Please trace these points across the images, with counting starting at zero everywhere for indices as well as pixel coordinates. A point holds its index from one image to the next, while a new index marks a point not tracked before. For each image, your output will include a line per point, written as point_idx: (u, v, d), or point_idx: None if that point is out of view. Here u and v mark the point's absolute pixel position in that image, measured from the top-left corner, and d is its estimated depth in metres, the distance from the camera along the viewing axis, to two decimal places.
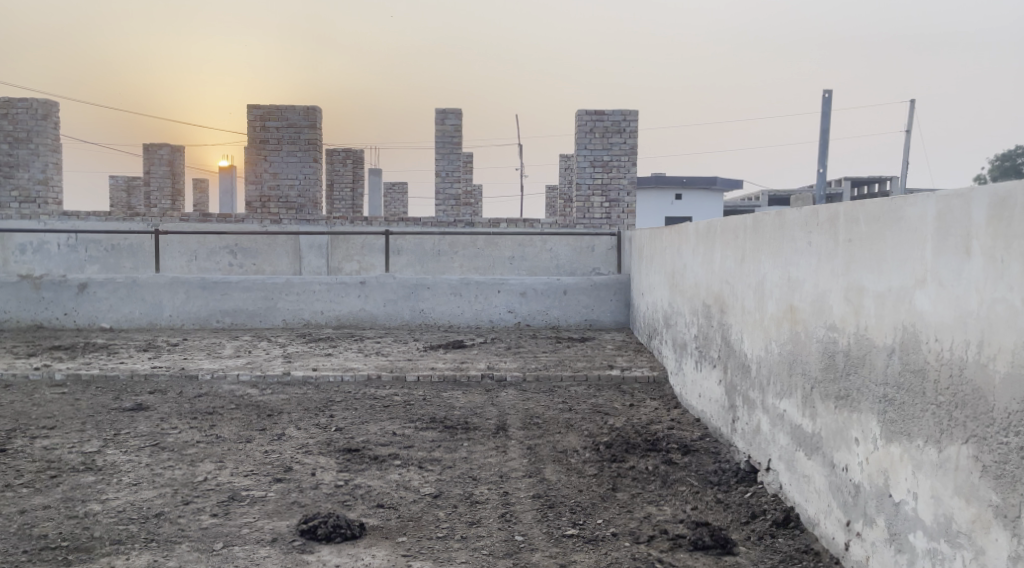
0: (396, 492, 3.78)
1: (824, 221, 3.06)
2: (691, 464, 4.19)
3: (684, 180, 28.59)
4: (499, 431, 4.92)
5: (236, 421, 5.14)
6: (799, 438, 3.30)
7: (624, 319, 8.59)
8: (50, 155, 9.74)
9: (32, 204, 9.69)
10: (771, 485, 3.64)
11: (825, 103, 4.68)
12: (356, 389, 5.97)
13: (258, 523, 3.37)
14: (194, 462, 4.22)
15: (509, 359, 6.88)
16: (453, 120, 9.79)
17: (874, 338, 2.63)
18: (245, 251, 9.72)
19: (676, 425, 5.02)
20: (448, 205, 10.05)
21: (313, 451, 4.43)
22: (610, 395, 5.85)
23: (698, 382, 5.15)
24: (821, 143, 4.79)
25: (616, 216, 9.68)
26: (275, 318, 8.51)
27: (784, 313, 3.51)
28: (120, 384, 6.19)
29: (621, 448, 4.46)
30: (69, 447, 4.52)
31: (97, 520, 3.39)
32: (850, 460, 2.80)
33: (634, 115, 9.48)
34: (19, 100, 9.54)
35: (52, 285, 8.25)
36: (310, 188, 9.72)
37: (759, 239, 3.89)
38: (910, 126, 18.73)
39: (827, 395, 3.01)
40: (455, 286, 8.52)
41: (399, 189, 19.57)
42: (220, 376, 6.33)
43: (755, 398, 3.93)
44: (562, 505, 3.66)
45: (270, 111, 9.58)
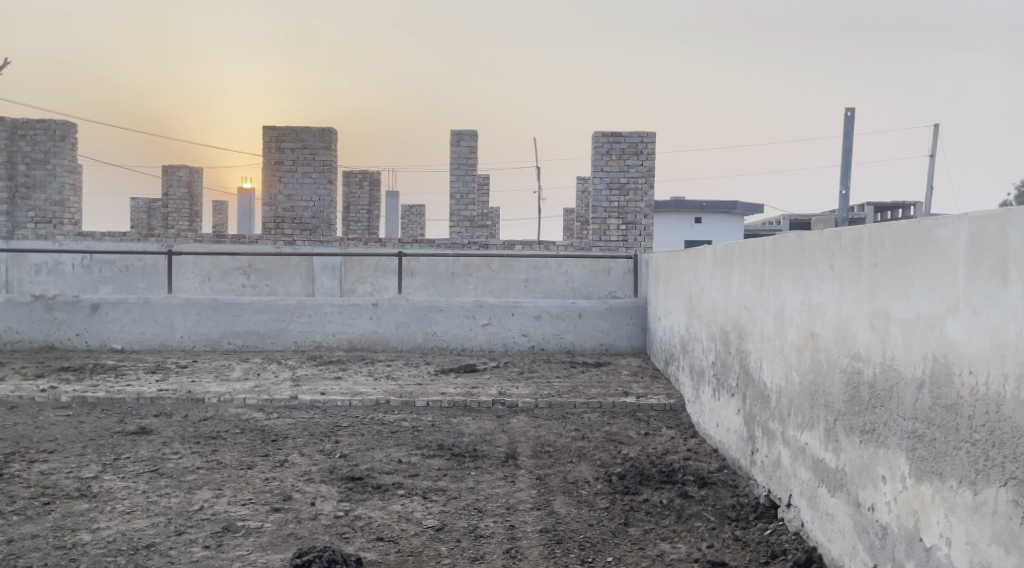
0: (398, 524, 3.61)
1: (847, 244, 2.90)
2: (708, 498, 4.00)
3: (704, 204, 28.41)
4: (508, 459, 4.76)
5: (240, 446, 5.01)
6: (821, 474, 3.11)
7: (641, 344, 8.41)
8: (67, 175, 9.76)
9: (48, 225, 9.71)
10: (792, 522, 3.45)
11: (847, 121, 4.52)
12: (364, 414, 5.82)
13: (251, 556, 3.23)
14: (191, 490, 4.10)
15: (521, 384, 6.72)
16: (469, 141, 9.69)
17: (902, 368, 2.45)
18: (258, 272, 9.66)
19: (693, 456, 4.83)
20: (462, 227, 9.94)
21: (315, 479, 4.28)
22: (624, 423, 5.67)
23: (716, 410, 4.96)
24: (844, 163, 4.63)
25: (633, 238, 9.52)
26: (287, 339, 8.41)
27: (805, 340, 3.33)
28: (126, 407, 6.10)
29: (635, 479, 4.27)
30: (66, 473, 4.41)
31: (85, 550, 3.26)
32: (876, 499, 2.61)
33: (651, 137, 9.35)
34: (37, 121, 9.58)
35: (65, 305, 8.22)
36: (325, 210, 9.67)
37: (779, 262, 3.73)
38: (932, 150, 18.51)
39: (852, 429, 2.83)
40: (468, 308, 8.39)
41: (416, 212, 19.56)
42: (227, 399, 6.21)
43: (775, 429, 3.74)
44: (571, 541, 3.48)
45: (285, 132, 9.56)
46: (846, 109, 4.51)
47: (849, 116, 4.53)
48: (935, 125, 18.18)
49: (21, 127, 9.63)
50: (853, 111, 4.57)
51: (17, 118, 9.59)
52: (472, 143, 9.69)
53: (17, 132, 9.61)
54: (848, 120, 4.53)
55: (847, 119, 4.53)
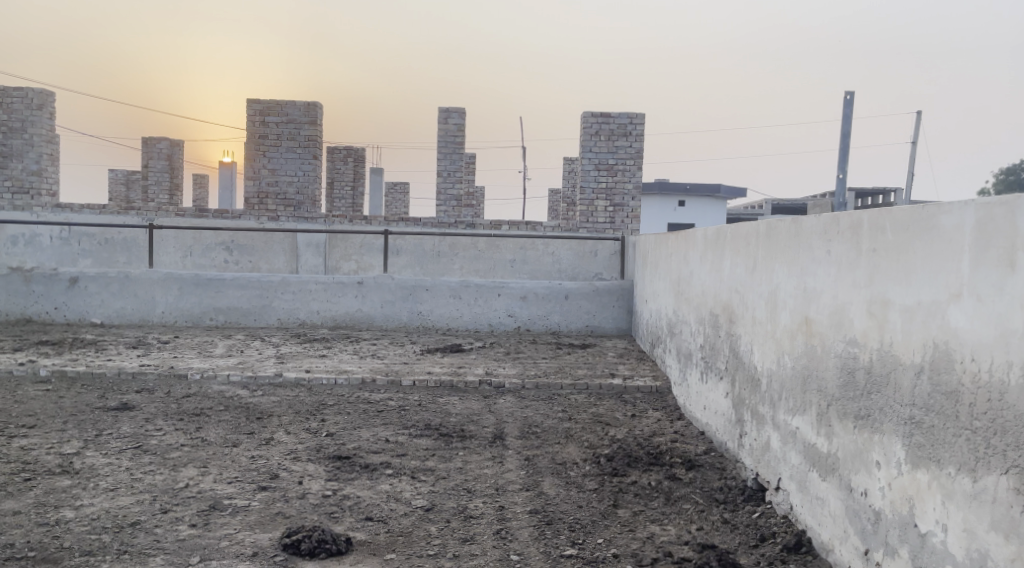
0: (386, 504, 3.59)
1: (845, 230, 2.89)
2: (696, 480, 4.01)
3: (687, 188, 28.46)
4: (495, 440, 4.74)
5: (224, 424, 4.96)
6: (812, 458, 3.12)
7: (626, 326, 8.41)
8: (45, 146, 9.56)
9: (25, 196, 9.52)
10: (781, 506, 3.46)
11: (846, 105, 4.50)
12: (350, 393, 5.78)
13: (238, 535, 3.19)
14: (176, 467, 4.04)
15: (508, 365, 6.70)
16: (456, 119, 9.59)
17: (900, 355, 2.45)
18: (241, 248, 9.54)
19: (680, 438, 4.84)
20: (449, 206, 9.87)
21: (302, 458, 4.24)
22: (610, 405, 5.67)
23: (703, 393, 4.97)
24: (841, 147, 4.61)
25: (620, 220, 9.51)
26: (270, 317, 8.33)
27: (798, 325, 3.33)
28: (107, 382, 6.01)
29: (623, 461, 4.27)
30: (47, 448, 4.34)
31: (68, 528, 3.21)
32: (870, 485, 2.61)
33: (640, 119, 9.31)
34: (14, 90, 9.36)
35: (44, 278, 8.08)
36: (310, 186, 9.55)
37: (772, 246, 3.71)
38: (915, 138, 18.64)
39: (845, 414, 2.83)
40: (454, 288, 8.34)
41: (400, 190, 19.41)
42: (211, 376, 6.14)
43: (765, 413, 3.74)
44: (561, 522, 3.48)
45: (270, 106, 9.40)
46: (845, 93, 4.48)
47: (848, 100, 4.51)
48: (920, 112, 18.30)
49: None
50: (852, 95, 4.54)
51: None
52: (460, 121, 9.60)
53: None
54: (847, 104, 4.51)
55: (846, 103, 4.51)
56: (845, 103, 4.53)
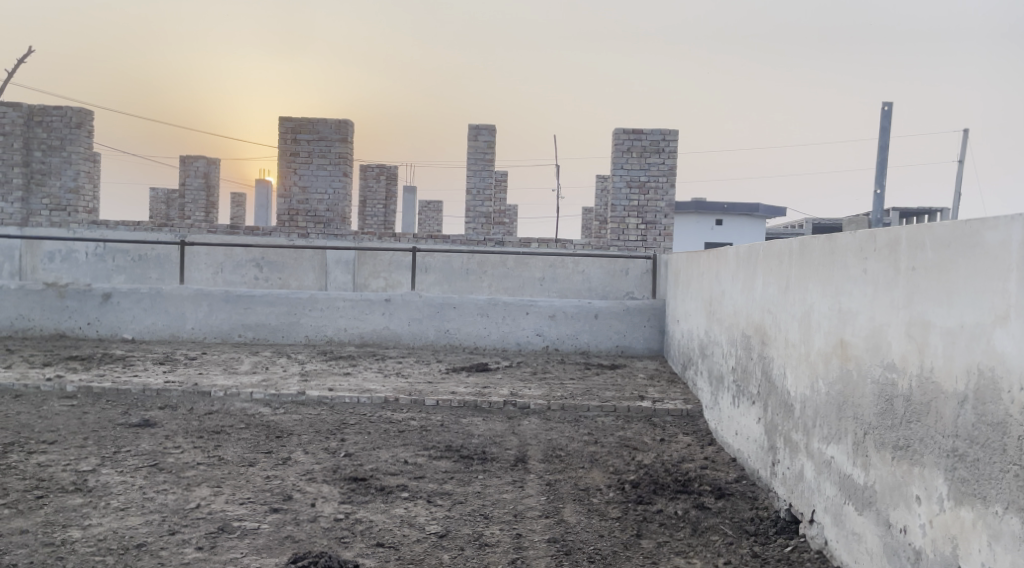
0: (399, 529, 3.46)
1: (882, 246, 2.72)
2: (725, 510, 3.82)
3: (725, 207, 28.10)
4: (517, 463, 4.59)
5: (243, 442, 4.89)
6: (848, 490, 2.92)
7: (657, 347, 8.22)
8: (83, 163, 9.71)
9: (62, 213, 9.65)
10: (816, 540, 3.26)
11: (884, 116, 4.31)
12: (372, 412, 5.68)
13: (244, 559, 3.09)
14: (189, 486, 3.96)
15: (534, 385, 6.55)
16: (486, 136, 9.52)
17: (942, 381, 2.26)
18: (271, 264, 9.54)
19: (710, 465, 4.64)
20: (478, 223, 9.78)
21: (318, 479, 4.13)
22: (638, 428, 5.49)
23: (735, 418, 4.77)
24: (880, 160, 4.42)
25: (652, 238, 9.33)
26: (298, 334, 8.29)
27: (833, 348, 3.14)
28: (131, 398, 5.99)
29: (648, 488, 4.09)
30: (64, 465, 4.30)
31: (73, 549, 3.14)
32: (909, 521, 2.42)
33: (673, 135, 9.15)
34: (53, 108, 9.53)
35: (77, 293, 8.15)
36: (340, 203, 9.54)
37: (806, 265, 3.53)
38: (960, 156, 18.16)
39: (883, 444, 2.64)
40: (481, 306, 8.23)
41: (434, 208, 19.45)
42: (234, 393, 6.09)
43: (798, 440, 3.55)
44: (580, 553, 3.32)
45: (301, 124, 9.44)
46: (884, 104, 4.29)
47: (887, 111, 4.32)
48: (967, 131, 17.82)
49: (38, 113, 9.57)
50: (891, 106, 4.35)
51: (34, 105, 9.54)
52: (490, 138, 9.52)
53: (34, 118, 9.56)
54: (886, 115, 4.31)
55: (885, 115, 4.32)
56: (883, 114, 4.35)
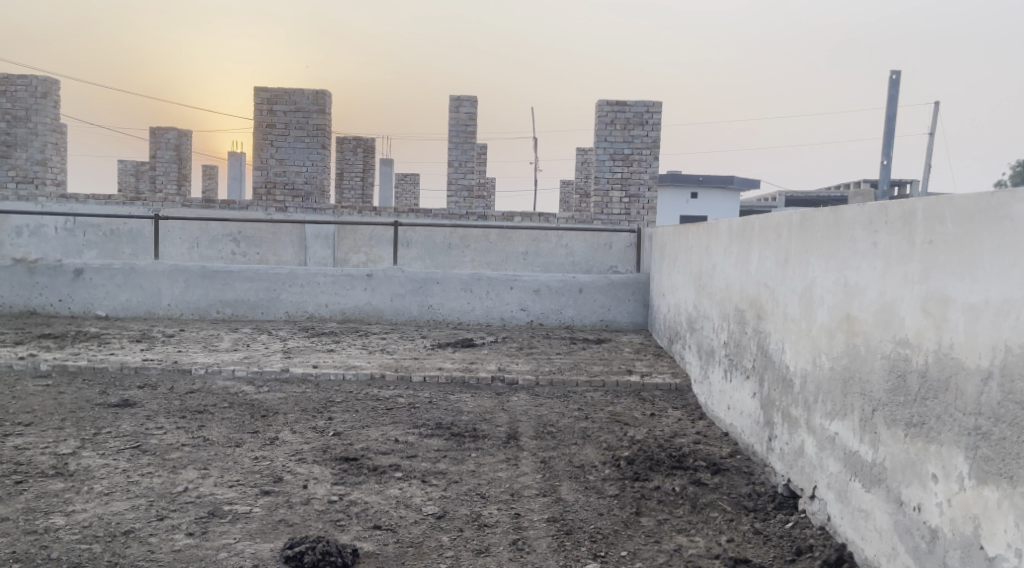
0: (395, 511, 3.38)
1: (895, 219, 2.66)
2: (722, 486, 3.79)
3: (700, 179, 28.11)
4: (509, 440, 4.52)
5: (228, 422, 4.76)
6: (854, 466, 2.89)
7: (642, 321, 8.18)
8: (49, 134, 9.39)
9: (29, 185, 9.35)
10: (817, 516, 3.24)
11: (892, 85, 4.26)
12: (358, 389, 5.58)
13: (238, 545, 3.00)
14: (175, 469, 3.85)
15: (521, 360, 6.49)
16: (468, 107, 9.34)
17: (963, 357, 2.23)
18: (248, 239, 9.33)
19: (703, 440, 4.61)
20: (460, 196, 9.64)
21: (308, 459, 4.03)
22: (628, 403, 5.44)
23: (727, 393, 4.74)
24: (885, 129, 4.37)
25: (636, 211, 9.27)
26: (277, 310, 8.13)
27: (838, 323, 3.09)
28: (109, 377, 5.83)
29: (644, 464, 4.03)
30: (42, 448, 4.16)
31: (57, 537, 3.02)
32: (924, 499, 2.39)
33: (657, 107, 9.06)
34: (17, 77, 9.20)
35: (47, 269, 7.91)
36: (318, 176, 9.34)
37: (808, 238, 3.47)
38: (933, 128, 18.23)
39: (895, 421, 2.60)
40: (465, 281, 8.12)
41: (410, 181, 19.25)
42: (215, 371, 5.95)
43: (798, 415, 3.51)
44: (581, 532, 3.26)
45: (277, 94, 9.22)
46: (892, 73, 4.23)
47: (895, 80, 4.27)
48: (939, 104, 17.88)
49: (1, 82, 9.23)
50: (898, 75, 4.30)
51: None
52: (471, 109, 9.36)
53: None
54: (893, 84, 4.26)
55: (892, 83, 4.27)
56: (890, 83, 4.29)
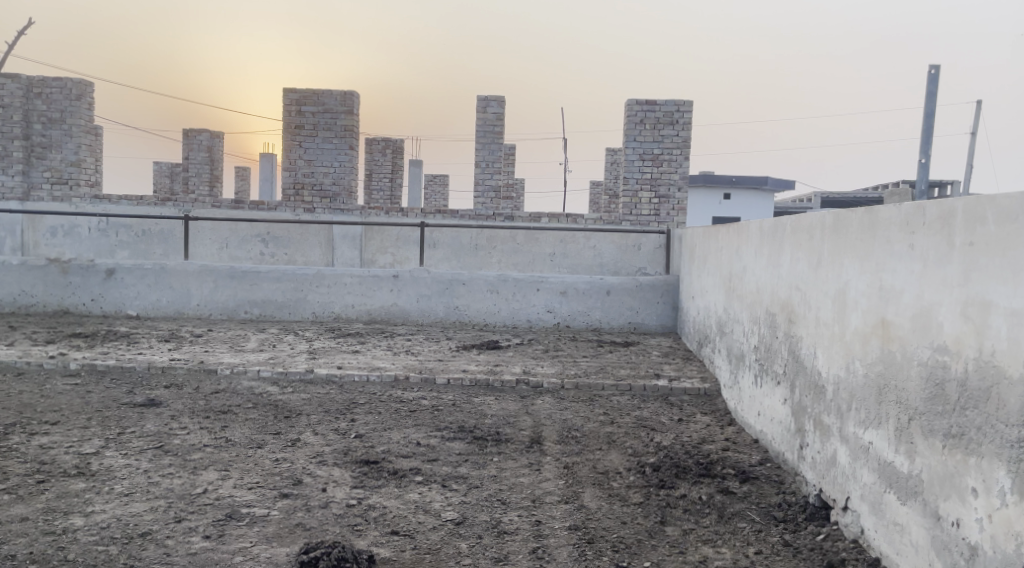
0: (414, 516, 3.32)
1: (933, 220, 2.55)
2: (751, 495, 3.67)
3: (733, 179, 27.77)
4: (533, 444, 4.45)
5: (251, 423, 4.75)
6: (889, 477, 2.77)
7: (671, 323, 8.06)
8: (84, 136, 9.51)
9: (64, 186, 9.47)
10: (850, 528, 3.12)
11: (931, 80, 4.11)
12: (382, 391, 5.54)
13: (254, 549, 2.96)
14: (196, 470, 3.83)
15: (546, 363, 6.41)
16: (496, 107, 9.27)
17: (1006, 366, 2.12)
18: (277, 240, 9.36)
19: (732, 447, 4.49)
20: (487, 197, 9.59)
21: (328, 462, 3.99)
22: (655, 408, 5.34)
23: (757, 398, 4.61)
24: (924, 126, 4.22)
25: (665, 212, 9.14)
26: (304, 310, 8.15)
27: (872, 328, 2.97)
28: (136, 377, 5.86)
29: (670, 471, 3.93)
30: (67, 447, 4.17)
31: (75, 538, 3.01)
32: (963, 514, 2.27)
33: (688, 106, 8.92)
34: (53, 80, 9.33)
35: (80, 269, 8.00)
36: (346, 177, 9.35)
37: (841, 240, 3.36)
38: (974, 128, 17.78)
39: (933, 431, 2.48)
40: (491, 282, 8.06)
41: (440, 182, 19.26)
42: (241, 371, 5.96)
43: (831, 423, 3.39)
44: (603, 541, 3.18)
45: (306, 95, 9.24)
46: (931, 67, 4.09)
47: (933, 75, 4.12)
48: (980, 103, 17.42)
49: (37, 85, 9.37)
50: (937, 69, 4.14)
51: (32, 76, 9.35)
52: (499, 109, 9.30)
53: (33, 90, 9.38)
54: (933, 78, 4.11)
55: (931, 79, 4.12)
56: (929, 78, 4.14)
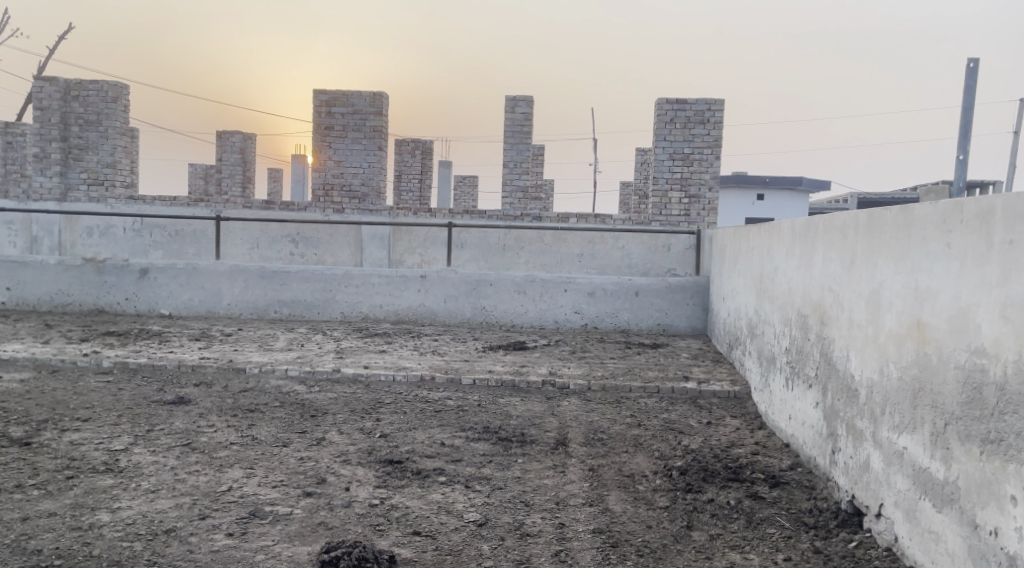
0: (436, 516, 3.30)
1: (972, 218, 2.47)
2: (781, 500, 3.59)
3: (767, 180, 27.41)
4: (558, 446, 4.40)
5: (278, 421, 4.76)
6: (924, 484, 2.68)
7: (700, 325, 7.96)
8: (119, 138, 9.66)
9: (100, 187, 9.63)
10: (884, 536, 3.03)
11: (969, 74, 4.00)
12: (408, 391, 5.53)
13: (276, 548, 2.96)
14: (222, 468, 3.85)
15: (573, 364, 6.35)
16: (524, 107, 9.25)
17: None
18: (307, 240, 9.42)
19: (761, 451, 4.41)
20: (515, 197, 9.56)
21: (352, 461, 3.99)
22: (684, 411, 5.26)
23: (788, 402, 4.52)
24: (962, 123, 4.11)
25: (696, 213, 9.04)
26: (333, 310, 8.19)
27: (907, 330, 2.88)
28: (167, 375, 5.92)
29: (698, 475, 3.86)
30: (96, 444, 4.22)
31: (100, 534, 3.03)
32: (1002, 523, 2.20)
33: (719, 105, 8.81)
34: (90, 83, 9.49)
35: (114, 269, 8.12)
36: (375, 177, 9.38)
37: (876, 239, 3.27)
38: (1016, 127, 17.36)
39: (971, 436, 2.40)
40: (519, 283, 8.03)
41: (469, 183, 19.30)
42: (269, 370, 5.99)
43: (864, 427, 3.30)
44: (627, 545, 3.13)
45: (336, 96, 9.29)
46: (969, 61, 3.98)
47: (971, 70, 4.01)
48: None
49: (74, 87, 9.54)
50: (976, 64, 4.03)
51: (70, 79, 9.53)
52: (527, 109, 9.27)
53: (71, 93, 9.55)
54: (971, 72, 4.00)
55: (969, 73, 4.01)
56: (967, 73, 4.03)
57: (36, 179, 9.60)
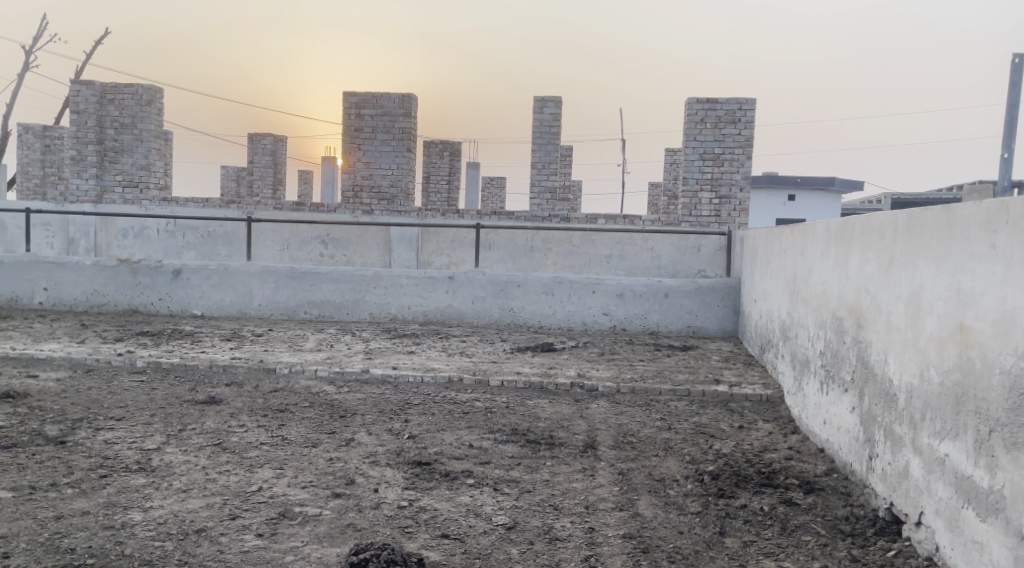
0: (465, 519, 3.27)
1: (1018, 218, 2.40)
2: (816, 507, 3.52)
3: (798, 180, 27.07)
4: (587, 449, 4.36)
5: (307, 422, 4.78)
6: (966, 492, 2.60)
7: (731, 328, 7.86)
8: (153, 141, 9.79)
9: (134, 189, 9.76)
10: (924, 545, 2.95)
11: (1014, 70, 3.89)
12: (436, 392, 5.52)
13: (304, 549, 2.95)
14: (252, 468, 3.86)
15: (602, 366, 6.30)
16: (552, 108, 9.24)
17: None
18: (336, 241, 9.46)
19: (795, 456, 4.32)
20: (543, 198, 9.52)
21: (381, 462, 3.98)
22: (715, 414, 5.19)
23: (823, 406, 4.43)
24: (1006, 120, 4.00)
25: (726, 214, 8.94)
26: (362, 311, 8.21)
27: (949, 333, 2.80)
28: (198, 375, 5.97)
29: (730, 481, 3.80)
30: (130, 443, 4.26)
31: (132, 533, 3.05)
32: None
33: (750, 104, 8.70)
34: (125, 86, 9.64)
35: (148, 270, 8.22)
36: (404, 179, 9.40)
37: (916, 239, 3.19)
38: None
39: (1018, 443, 2.33)
40: (547, 284, 7.99)
41: (497, 184, 19.32)
42: (299, 370, 6.02)
43: (903, 433, 3.22)
44: (659, 551, 3.08)
45: (365, 99, 9.32)
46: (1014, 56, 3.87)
47: (1017, 65, 3.90)
48: None
49: (111, 91, 9.70)
50: (1021, 59, 3.92)
51: (106, 83, 9.69)
52: (556, 110, 9.26)
53: (107, 96, 9.71)
54: (1016, 68, 3.90)
55: (1014, 69, 3.90)
56: (1012, 68, 3.92)
57: (72, 182, 9.76)
